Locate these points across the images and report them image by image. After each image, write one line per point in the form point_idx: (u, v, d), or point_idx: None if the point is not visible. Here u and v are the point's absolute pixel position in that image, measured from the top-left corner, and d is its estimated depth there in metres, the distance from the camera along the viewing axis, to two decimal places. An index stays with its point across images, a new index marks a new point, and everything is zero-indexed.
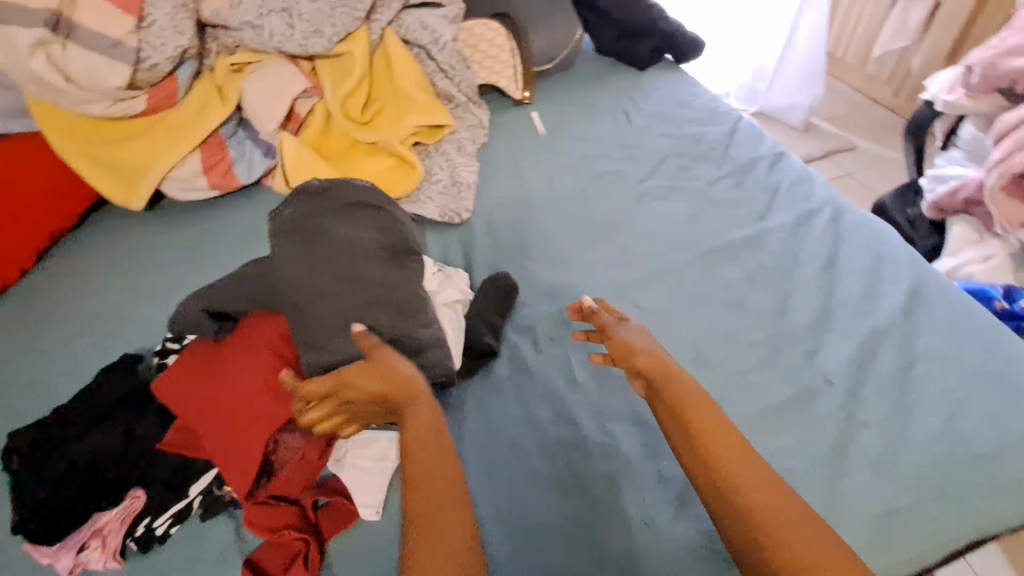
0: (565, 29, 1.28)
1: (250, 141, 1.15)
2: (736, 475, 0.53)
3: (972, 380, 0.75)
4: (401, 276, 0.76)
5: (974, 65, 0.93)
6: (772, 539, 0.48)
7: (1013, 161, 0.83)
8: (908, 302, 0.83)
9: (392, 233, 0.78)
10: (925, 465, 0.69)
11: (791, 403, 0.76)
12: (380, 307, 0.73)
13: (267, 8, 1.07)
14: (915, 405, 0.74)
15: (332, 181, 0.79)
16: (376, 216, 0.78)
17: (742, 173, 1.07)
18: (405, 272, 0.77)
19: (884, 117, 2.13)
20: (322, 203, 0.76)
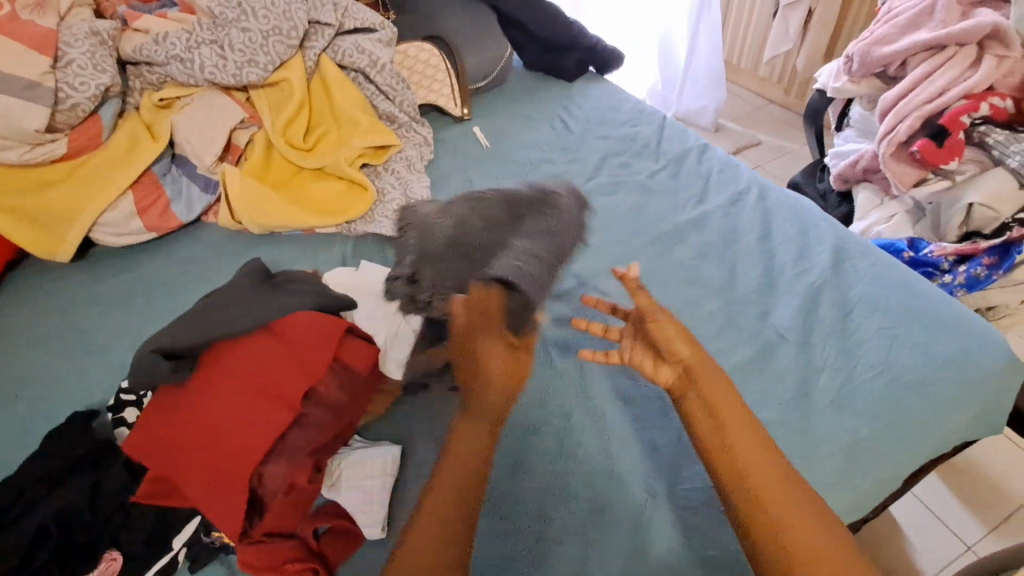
0: (495, 49, 1.35)
1: (185, 177, 1.11)
2: (753, 469, 0.60)
3: (899, 318, 0.85)
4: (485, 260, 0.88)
5: (853, 55, 1.08)
6: (773, 504, 0.56)
7: (896, 133, 0.97)
8: (834, 260, 0.94)
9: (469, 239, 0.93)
10: (874, 396, 0.78)
11: (754, 361, 0.83)
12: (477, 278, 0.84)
13: (196, 41, 1.05)
14: (855, 347, 0.83)
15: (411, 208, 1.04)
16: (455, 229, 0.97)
17: (676, 165, 1.16)
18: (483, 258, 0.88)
19: (780, 113, 2.38)
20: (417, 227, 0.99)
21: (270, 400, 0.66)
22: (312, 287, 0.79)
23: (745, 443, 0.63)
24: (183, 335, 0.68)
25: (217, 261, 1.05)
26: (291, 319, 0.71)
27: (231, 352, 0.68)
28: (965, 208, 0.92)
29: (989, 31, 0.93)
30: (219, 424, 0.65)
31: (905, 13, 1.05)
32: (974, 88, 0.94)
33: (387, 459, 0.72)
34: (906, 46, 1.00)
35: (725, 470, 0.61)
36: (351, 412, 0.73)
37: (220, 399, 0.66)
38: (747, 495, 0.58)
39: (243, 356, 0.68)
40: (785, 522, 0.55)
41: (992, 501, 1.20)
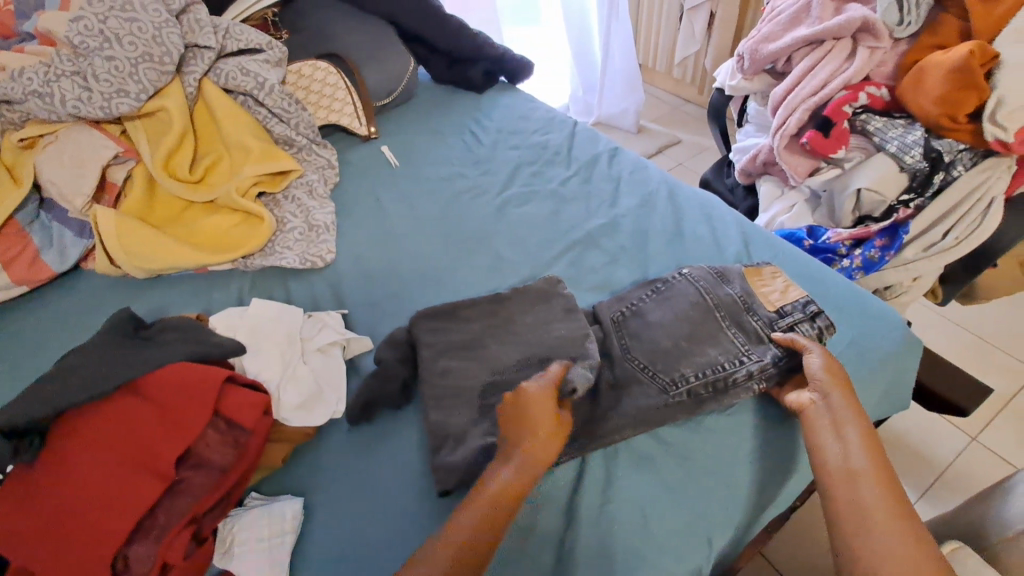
0: (399, 63, 1.31)
1: (58, 222, 1.00)
2: (868, 526, 0.57)
3: None
4: (655, 381, 0.74)
5: (743, 53, 1.11)
6: (865, 551, 0.55)
7: (787, 126, 1.01)
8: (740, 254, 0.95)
9: (660, 377, 0.74)
10: None
11: None
12: (652, 383, 0.74)
13: (55, 73, 0.95)
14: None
15: (619, 302, 0.86)
16: (702, 313, 0.79)
17: (587, 170, 1.16)
18: (653, 375, 0.75)
19: (696, 112, 2.46)
20: (677, 301, 0.82)
21: (138, 468, 0.60)
22: (187, 331, 0.73)
23: (867, 494, 0.60)
24: (27, 407, 0.60)
25: (98, 311, 0.95)
26: (154, 374, 0.65)
27: (92, 418, 0.62)
28: (854, 193, 0.96)
29: (859, 24, 0.96)
30: (75, 504, 0.57)
31: (786, 11, 1.09)
32: (852, 79, 0.98)
33: (285, 515, 0.66)
34: (788, 43, 1.04)
35: (846, 463, 0.63)
36: (239, 467, 0.66)
37: (77, 474, 0.59)
38: (859, 483, 0.61)
39: (106, 422, 0.62)
40: (888, 551, 0.55)
41: (916, 467, 1.25)
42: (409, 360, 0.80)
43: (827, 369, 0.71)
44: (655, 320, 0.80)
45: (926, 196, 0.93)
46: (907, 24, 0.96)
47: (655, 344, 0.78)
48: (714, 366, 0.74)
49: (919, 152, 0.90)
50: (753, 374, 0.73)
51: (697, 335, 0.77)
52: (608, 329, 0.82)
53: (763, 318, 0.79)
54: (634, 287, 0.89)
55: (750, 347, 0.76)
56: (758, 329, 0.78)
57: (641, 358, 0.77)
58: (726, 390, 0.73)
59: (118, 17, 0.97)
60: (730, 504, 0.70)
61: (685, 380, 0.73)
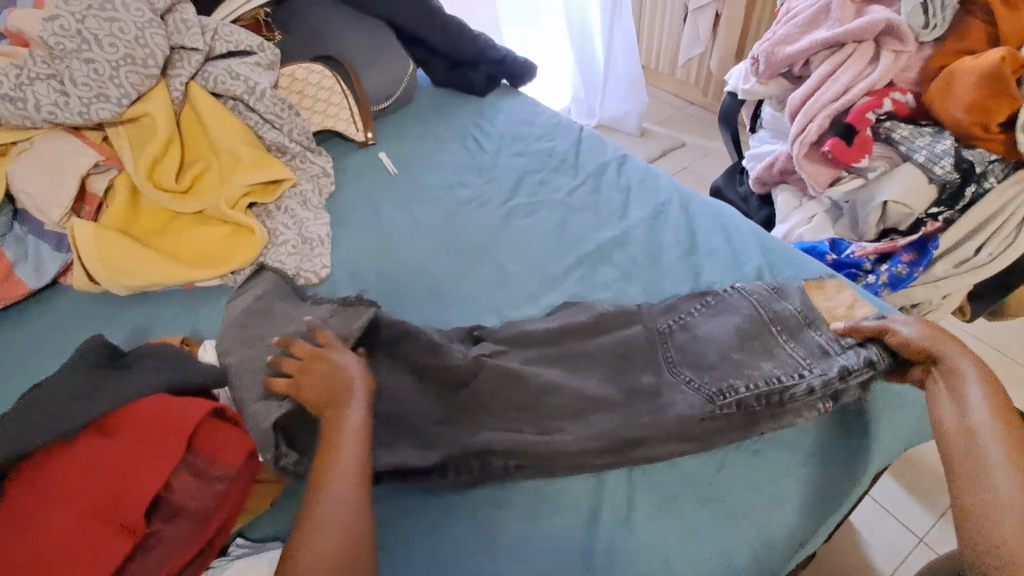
0: (397, 65, 1.25)
1: (32, 236, 0.94)
2: (976, 474, 0.54)
3: None
4: (696, 391, 0.70)
5: (759, 56, 1.07)
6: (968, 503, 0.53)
7: (807, 133, 0.96)
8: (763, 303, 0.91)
9: (707, 388, 0.70)
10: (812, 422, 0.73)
11: None
12: (697, 391, 0.70)
13: (28, 77, 0.89)
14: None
15: (668, 309, 0.82)
16: (759, 329, 0.75)
17: (596, 177, 1.10)
18: (696, 385, 0.71)
19: (700, 114, 2.41)
20: (731, 313, 0.78)
21: (105, 520, 0.55)
22: (162, 361, 0.68)
23: (982, 441, 0.56)
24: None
25: (76, 332, 0.89)
26: (121, 412, 0.61)
27: (52, 467, 0.57)
28: (880, 205, 0.90)
29: (882, 27, 0.92)
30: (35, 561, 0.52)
31: (803, 13, 1.04)
32: (875, 84, 0.93)
33: (260, 569, 0.60)
34: (807, 45, 0.99)
35: (962, 413, 0.59)
36: (221, 508, 0.62)
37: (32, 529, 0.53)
38: (974, 431, 0.57)
39: (68, 469, 0.57)
40: (999, 502, 0.51)
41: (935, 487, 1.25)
42: (412, 386, 0.74)
43: (923, 336, 0.67)
44: (703, 333, 0.77)
45: (957, 209, 0.88)
46: (934, 26, 0.92)
47: (702, 355, 0.74)
48: (769, 380, 0.69)
49: (950, 163, 0.86)
50: (813, 391, 0.68)
51: (755, 351, 0.73)
52: (652, 340, 0.78)
53: (827, 334, 0.74)
54: (681, 298, 0.84)
55: (812, 362, 0.70)
56: (822, 345, 0.72)
57: (688, 371, 0.73)
58: (785, 406, 0.68)
59: (97, 16, 0.91)
60: (756, 547, 0.65)
61: (734, 391, 0.69)
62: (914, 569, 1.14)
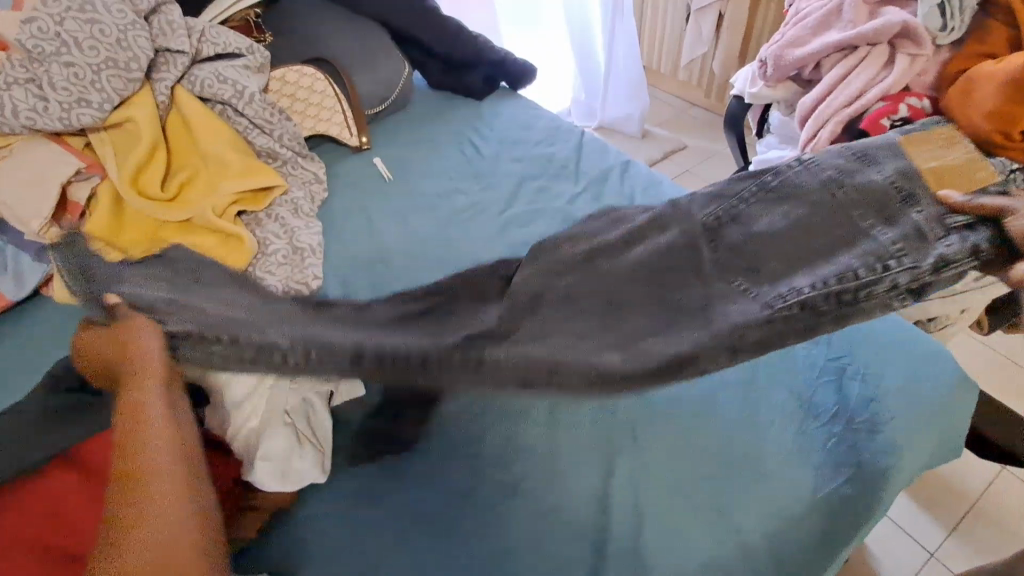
0: (392, 67, 1.21)
1: (12, 246, 0.91)
2: None
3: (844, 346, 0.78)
4: (750, 296, 0.60)
5: (767, 59, 1.03)
6: None
7: (818, 139, 0.92)
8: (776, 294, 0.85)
9: (764, 292, 0.60)
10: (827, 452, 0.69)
11: None
12: (749, 293, 0.61)
13: (5, 81, 0.85)
14: (820, 396, 0.74)
15: (721, 199, 0.72)
16: (833, 220, 0.65)
17: (598, 184, 1.07)
18: (750, 292, 0.61)
19: (703, 115, 2.37)
20: (803, 197, 0.68)
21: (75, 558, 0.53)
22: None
23: None
24: None
25: (55, 348, 0.85)
26: (97, 440, 0.61)
27: (18, 504, 0.55)
28: None
29: (899, 29, 0.88)
30: None
31: (813, 15, 1.00)
32: (890, 89, 0.90)
33: None
34: (819, 48, 0.95)
35: None
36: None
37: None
38: None
39: (39, 504, 0.55)
40: None
41: (947, 501, 1.21)
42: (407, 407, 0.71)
43: None
44: (759, 229, 0.68)
45: None
46: (952, 29, 0.88)
47: (757, 257, 0.65)
48: (840, 275, 0.58)
49: None
50: (898, 286, 0.57)
51: (822, 249, 0.63)
52: (698, 234, 0.69)
53: (928, 211, 0.62)
54: (736, 178, 0.74)
55: (903, 252, 0.59)
56: (920, 228, 0.61)
57: (742, 279, 0.63)
58: (859, 303, 0.57)
59: (77, 18, 0.87)
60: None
61: (797, 292, 0.58)
62: None
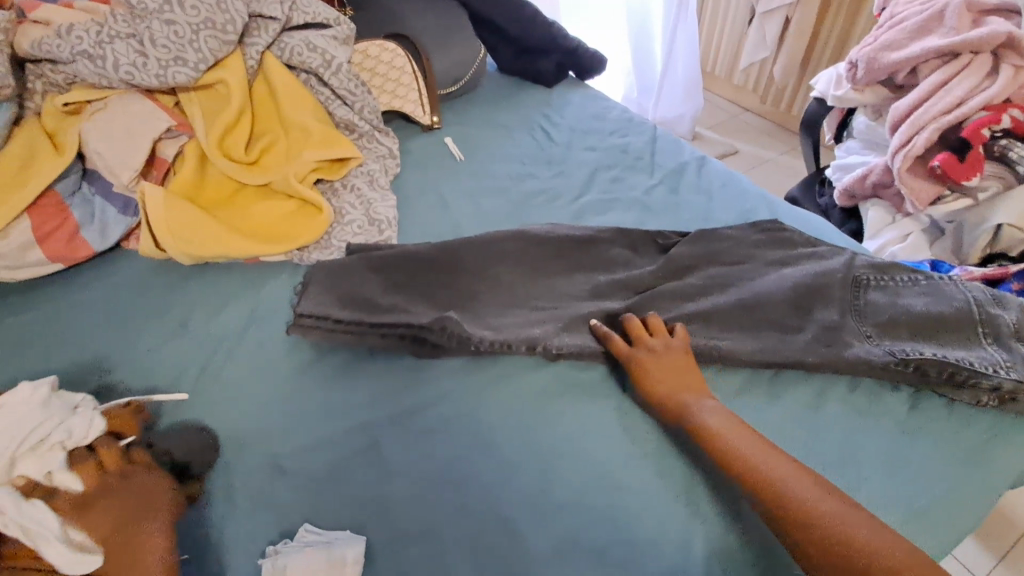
0: (468, 50, 1.22)
1: (100, 197, 0.93)
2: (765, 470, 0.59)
3: None
4: (884, 356, 0.71)
5: (857, 61, 1.00)
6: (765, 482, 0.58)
7: (913, 145, 0.89)
8: (883, 261, 0.81)
9: (889, 356, 0.71)
10: (921, 463, 0.67)
11: (757, 385, 0.72)
12: (896, 368, 0.70)
13: (109, 34, 0.87)
14: (926, 407, 0.71)
15: (873, 267, 0.81)
16: (922, 290, 0.77)
17: (672, 178, 1.06)
18: (888, 356, 0.71)
19: (755, 121, 2.34)
20: (901, 272, 0.80)
21: None
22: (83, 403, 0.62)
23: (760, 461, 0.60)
24: None
25: (137, 298, 0.87)
26: None
27: None
28: (992, 229, 0.86)
29: (1003, 39, 0.87)
30: None
31: (911, 19, 0.98)
32: (993, 99, 0.87)
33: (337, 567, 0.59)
34: (917, 53, 0.93)
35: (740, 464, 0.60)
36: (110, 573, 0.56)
37: None
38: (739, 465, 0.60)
39: None
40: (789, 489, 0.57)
41: (1004, 533, 1.17)
42: (465, 366, 0.75)
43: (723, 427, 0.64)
44: (899, 303, 0.76)
45: None
46: None
47: (896, 322, 0.74)
48: (961, 361, 0.69)
49: None
50: (1002, 386, 0.68)
51: (923, 329, 0.73)
52: (845, 283, 0.79)
53: (1013, 313, 0.73)
54: (897, 262, 0.81)
55: (1011, 363, 0.69)
56: (1008, 333, 0.71)
57: (869, 326, 0.74)
58: (961, 385, 0.69)
59: None
60: None
61: (919, 356, 0.70)
62: None
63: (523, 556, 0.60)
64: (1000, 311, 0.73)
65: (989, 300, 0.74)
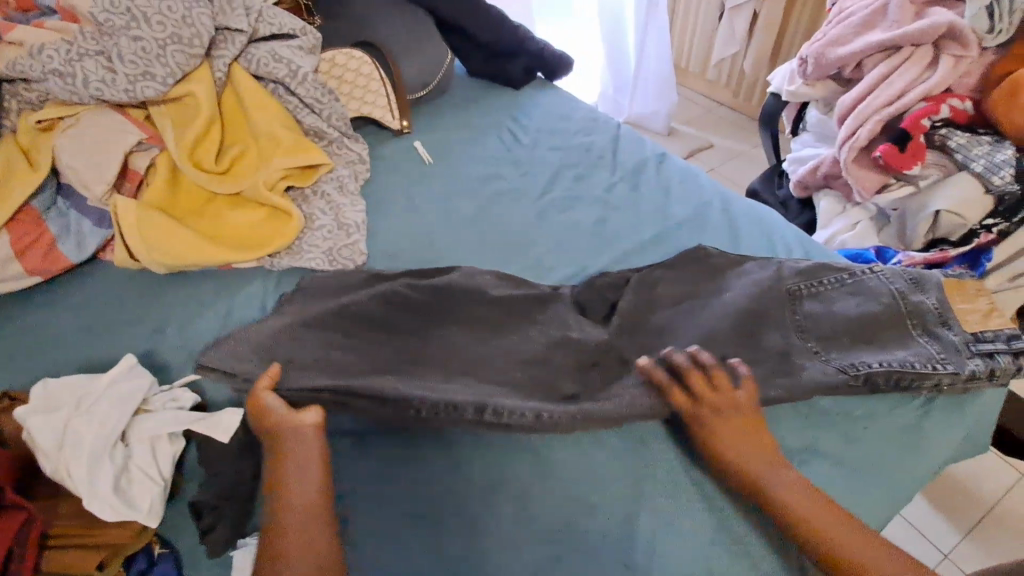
0: (436, 55, 1.25)
1: (75, 211, 0.95)
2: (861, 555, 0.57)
3: None
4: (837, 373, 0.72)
5: (807, 56, 1.04)
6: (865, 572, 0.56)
7: (857, 137, 0.94)
8: (809, 266, 0.84)
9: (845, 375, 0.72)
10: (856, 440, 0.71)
11: None
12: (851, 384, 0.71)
13: (78, 52, 0.90)
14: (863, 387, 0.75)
15: (803, 277, 0.83)
16: (851, 293, 0.80)
17: (634, 176, 1.09)
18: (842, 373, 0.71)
19: (729, 115, 2.38)
20: (828, 276, 0.83)
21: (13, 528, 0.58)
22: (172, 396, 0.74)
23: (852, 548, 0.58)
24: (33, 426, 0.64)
25: (115, 308, 0.89)
26: None
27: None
28: (932, 215, 0.90)
29: (945, 29, 0.90)
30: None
31: (857, 14, 1.01)
32: (933, 90, 0.91)
33: None
34: (862, 47, 0.96)
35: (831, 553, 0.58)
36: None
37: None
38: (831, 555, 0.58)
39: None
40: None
41: (962, 505, 1.22)
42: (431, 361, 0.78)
43: (805, 503, 0.61)
44: (836, 310, 0.79)
45: (1014, 221, 0.87)
46: (998, 32, 0.90)
47: (833, 333, 0.77)
48: (906, 365, 0.72)
49: (1010, 173, 0.84)
50: (945, 382, 0.72)
51: (862, 335, 0.76)
52: (781, 297, 0.81)
53: (935, 302, 0.77)
54: (819, 265, 0.85)
55: (945, 356, 0.73)
56: (934, 323, 0.76)
57: (814, 341, 0.76)
58: (911, 388, 0.71)
59: None
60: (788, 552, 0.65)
61: (867, 366, 0.72)
62: None
63: (486, 540, 0.65)
64: (921, 299, 0.78)
65: (910, 293, 0.78)
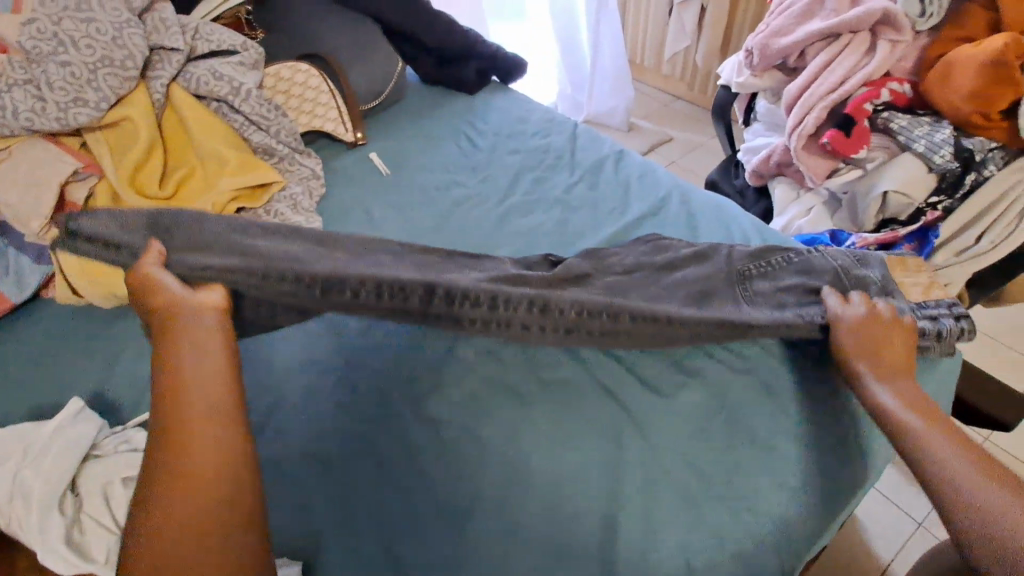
0: (386, 64, 1.22)
1: (12, 248, 0.90)
2: (935, 445, 0.54)
3: None
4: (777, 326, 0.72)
5: (752, 48, 1.06)
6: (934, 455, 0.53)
7: (805, 125, 0.96)
8: (758, 249, 0.86)
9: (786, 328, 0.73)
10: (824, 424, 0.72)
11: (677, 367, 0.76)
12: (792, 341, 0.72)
13: (5, 83, 0.84)
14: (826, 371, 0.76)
15: (753, 257, 0.85)
16: (799, 269, 0.81)
17: (593, 174, 1.09)
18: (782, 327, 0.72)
19: (686, 108, 2.42)
20: (776, 255, 0.85)
21: None
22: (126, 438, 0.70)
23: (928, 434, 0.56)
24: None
25: (60, 348, 0.85)
26: None
27: None
28: (880, 196, 0.92)
29: (880, 16, 0.92)
30: None
31: (797, 4, 1.03)
32: (872, 75, 0.94)
33: None
34: (803, 37, 0.98)
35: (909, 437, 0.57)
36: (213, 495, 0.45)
37: None
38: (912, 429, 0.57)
39: None
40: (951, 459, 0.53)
41: None
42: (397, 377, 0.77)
43: (900, 395, 0.61)
44: (783, 283, 0.80)
45: (956, 198, 0.90)
46: (930, 15, 0.92)
47: (780, 302, 0.78)
48: None
49: (950, 152, 0.87)
50: None
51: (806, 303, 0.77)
52: (730, 276, 0.83)
53: (878, 276, 0.78)
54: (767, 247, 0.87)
55: None
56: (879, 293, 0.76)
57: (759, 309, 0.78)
58: None
59: (73, 17, 0.88)
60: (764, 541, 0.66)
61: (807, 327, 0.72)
62: (915, 554, 1.14)
63: (464, 557, 0.64)
64: (865, 272, 0.79)
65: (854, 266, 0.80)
